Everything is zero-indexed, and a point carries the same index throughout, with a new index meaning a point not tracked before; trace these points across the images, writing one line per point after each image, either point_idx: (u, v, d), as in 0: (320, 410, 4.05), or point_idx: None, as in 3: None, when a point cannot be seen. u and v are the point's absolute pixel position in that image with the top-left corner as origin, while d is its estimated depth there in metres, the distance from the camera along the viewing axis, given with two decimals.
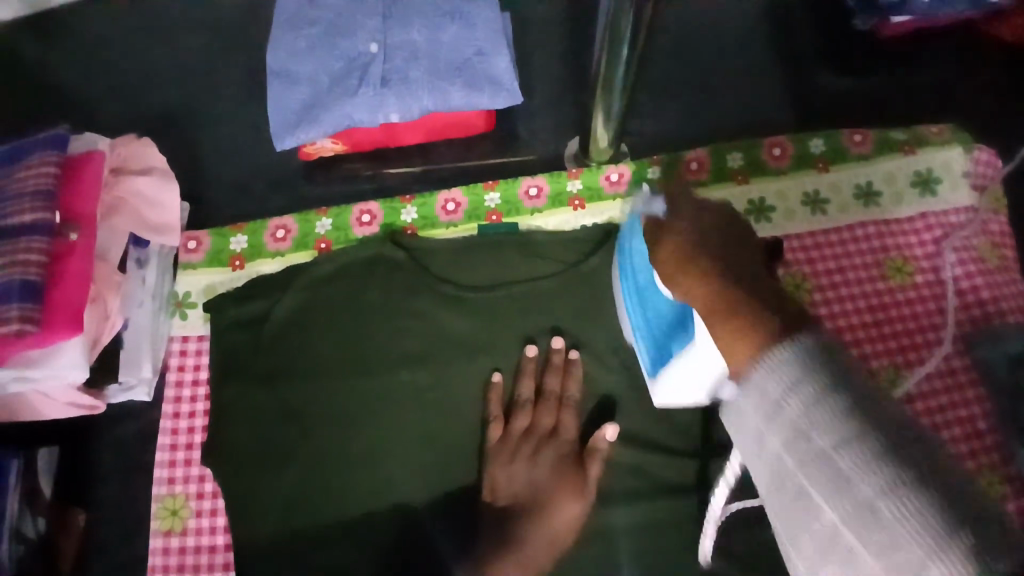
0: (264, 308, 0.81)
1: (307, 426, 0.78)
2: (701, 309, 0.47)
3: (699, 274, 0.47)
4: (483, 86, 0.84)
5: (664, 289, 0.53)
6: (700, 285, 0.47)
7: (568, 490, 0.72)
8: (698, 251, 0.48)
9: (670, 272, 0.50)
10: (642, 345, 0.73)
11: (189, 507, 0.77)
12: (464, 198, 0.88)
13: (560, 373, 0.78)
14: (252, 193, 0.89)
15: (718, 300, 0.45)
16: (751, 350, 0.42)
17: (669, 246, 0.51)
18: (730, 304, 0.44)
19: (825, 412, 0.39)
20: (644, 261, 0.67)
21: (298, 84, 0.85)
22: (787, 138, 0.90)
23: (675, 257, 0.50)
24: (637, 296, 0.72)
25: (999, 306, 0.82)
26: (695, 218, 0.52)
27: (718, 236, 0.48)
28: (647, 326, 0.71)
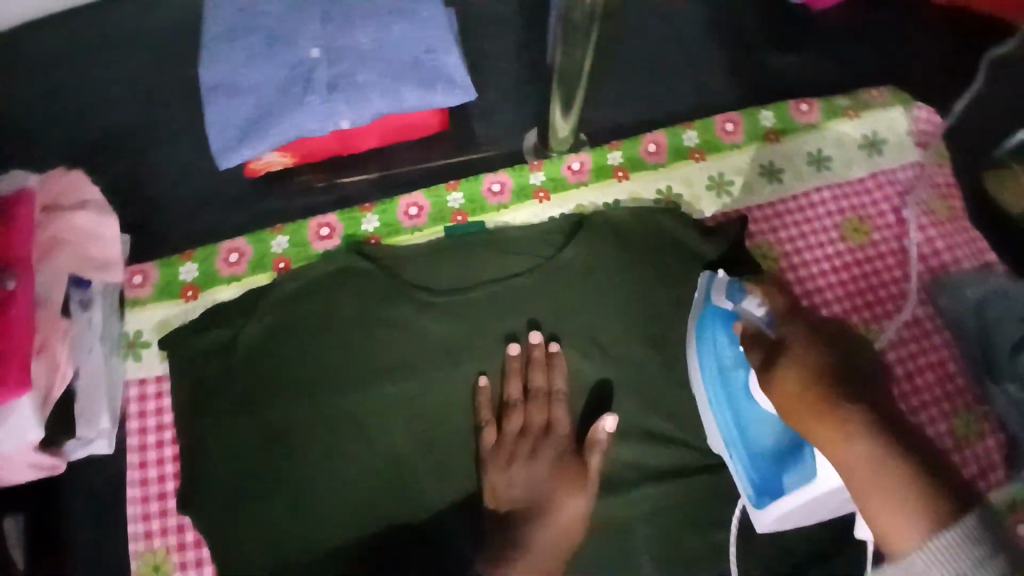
0: (226, 337, 0.76)
1: (290, 456, 0.73)
2: (863, 470, 0.55)
3: (854, 424, 0.55)
4: (437, 84, 0.81)
5: (781, 408, 0.60)
6: (857, 440, 0.55)
7: (570, 487, 0.70)
8: (823, 371, 0.58)
9: (794, 414, 0.59)
10: (743, 477, 0.69)
11: (172, 559, 0.71)
12: (426, 201, 0.85)
13: (543, 368, 0.76)
14: (198, 217, 0.84)
15: (876, 461, 0.55)
16: (891, 500, 0.54)
17: (791, 377, 0.59)
18: (884, 454, 0.55)
19: (950, 562, 0.48)
20: (735, 353, 0.67)
21: (239, 97, 0.79)
22: (739, 113, 0.92)
23: (803, 394, 0.58)
24: (727, 402, 0.68)
25: (953, 255, 0.86)
26: (807, 331, 0.60)
27: (836, 353, 0.59)
28: (744, 435, 0.67)
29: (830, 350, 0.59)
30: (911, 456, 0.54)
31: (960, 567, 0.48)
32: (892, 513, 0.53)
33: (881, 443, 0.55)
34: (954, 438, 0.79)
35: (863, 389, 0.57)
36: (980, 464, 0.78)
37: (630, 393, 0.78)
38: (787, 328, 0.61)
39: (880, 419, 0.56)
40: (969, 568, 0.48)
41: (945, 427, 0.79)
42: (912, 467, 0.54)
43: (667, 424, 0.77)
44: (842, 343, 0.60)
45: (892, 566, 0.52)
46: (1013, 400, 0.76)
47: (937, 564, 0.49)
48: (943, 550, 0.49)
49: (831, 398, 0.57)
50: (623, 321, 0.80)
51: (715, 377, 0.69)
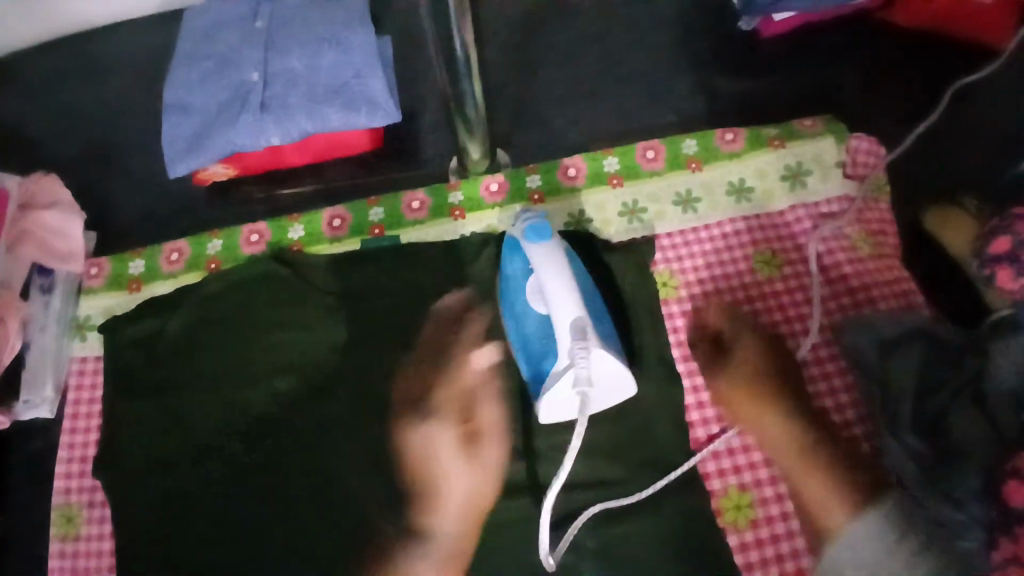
0: (155, 328, 0.87)
1: (198, 439, 0.83)
2: (742, 386, 0.79)
3: (778, 415, 0.77)
4: (359, 106, 0.89)
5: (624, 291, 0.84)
6: (778, 423, 0.77)
7: (428, 506, 0.77)
8: (759, 388, 0.79)
9: (725, 398, 0.79)
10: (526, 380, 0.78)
11: (82, 514, 0.82)
12: (349, 214, 0.92)
13: (456, 321, 0.85)
14: (155, 220, 0.96)
15: (797, 449, 0.76)
16: (755, 407, 0.78)
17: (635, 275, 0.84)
18: (757, 383, 0.79)
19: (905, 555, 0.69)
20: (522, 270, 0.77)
21: (189, 115, 0.91)
22: (661, 140, 0.93)
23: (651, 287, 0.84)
24: (513, 313, 0.78)
25: (869, 294, 0.82)
26: (761, 352, 0.80)
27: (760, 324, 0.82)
28: (525, 336, 0.76)
29: (772, 378, 0.79)
30: (821, 456, 0.75)
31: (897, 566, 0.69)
32: (820, 480, 0.74)
33: (823, 453, 0.75)
34: None
35: (783, 423, 0.77)
36: None
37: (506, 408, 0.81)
38: (739, 342, 0.81)
39: (806, 433, 0.76)
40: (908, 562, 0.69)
41: None
42: (825, 452, 0.76)
43: (537, 440, 0.80)
44: (784, 376, 0.79)
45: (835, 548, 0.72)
46: (910, 451, 0.72)
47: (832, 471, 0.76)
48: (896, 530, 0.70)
49: (752, 420, 0.78)
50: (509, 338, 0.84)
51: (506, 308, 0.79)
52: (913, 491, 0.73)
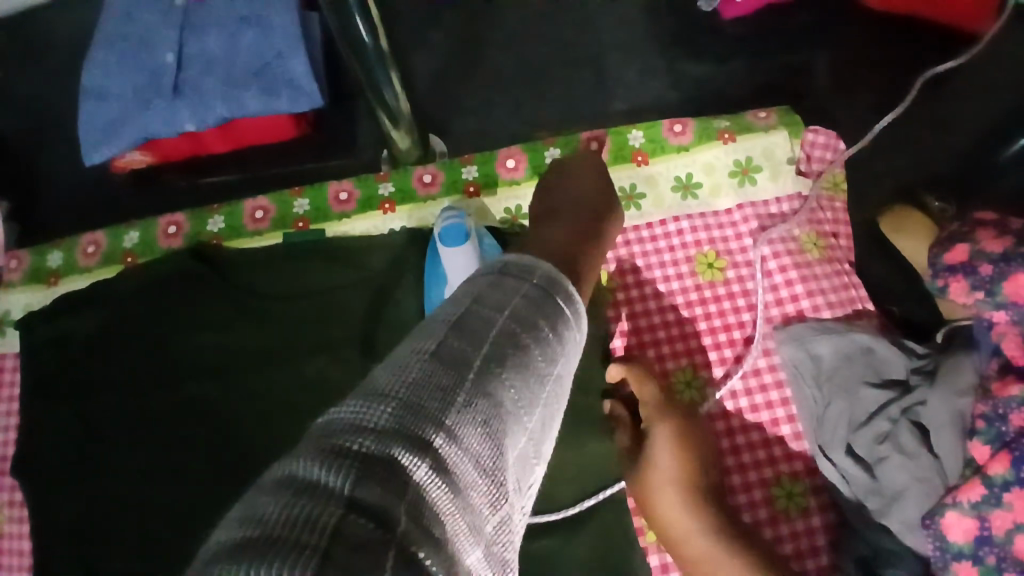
0: (68, 327, 0.84)
1: (113, 442, 0.81)
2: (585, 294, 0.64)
3: (697, 527, 0.67)
4: (280, 91, 0.83)
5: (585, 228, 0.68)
6: (701, 538, 0.66)
7: None
8: (682, 490, 0.68)
9: (649, 509, 0.69)
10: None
11: (3, 514, 0.82)
12: (272, 205, 0.87)
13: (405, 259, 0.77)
14: (76, 209, 0.92)
15: (718, 553, 0.66)
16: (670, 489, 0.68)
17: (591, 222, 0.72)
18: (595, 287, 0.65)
19: None
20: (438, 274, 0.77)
21: (104, 99, 0.86)
22: (606, 131, 0.87)
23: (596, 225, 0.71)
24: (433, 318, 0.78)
25: (814, 302, 0.77)
26: (678, 445, 0.69)
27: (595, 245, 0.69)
28: None
29: (693, 468, 0.68)
30: (733, 558, 0.65)
31: None
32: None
33: (736, 552, 0.66)
34: (772, 508, 0.73)
35: (698, 538, 0.66)
36: (799, 543, 0.72)
37: None
38: (657, 456, 0.69)
39: (724, 528, 0.67)
40: None
41: (762, 495, 0.74)
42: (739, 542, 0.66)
43: None
44: (695, 466, 0.69)
45: None
46: (846, 477, 0.69)
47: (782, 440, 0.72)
48: None
49: (676, 540, 0.68)
50: None
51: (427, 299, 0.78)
52: (847, 518, 0.69)
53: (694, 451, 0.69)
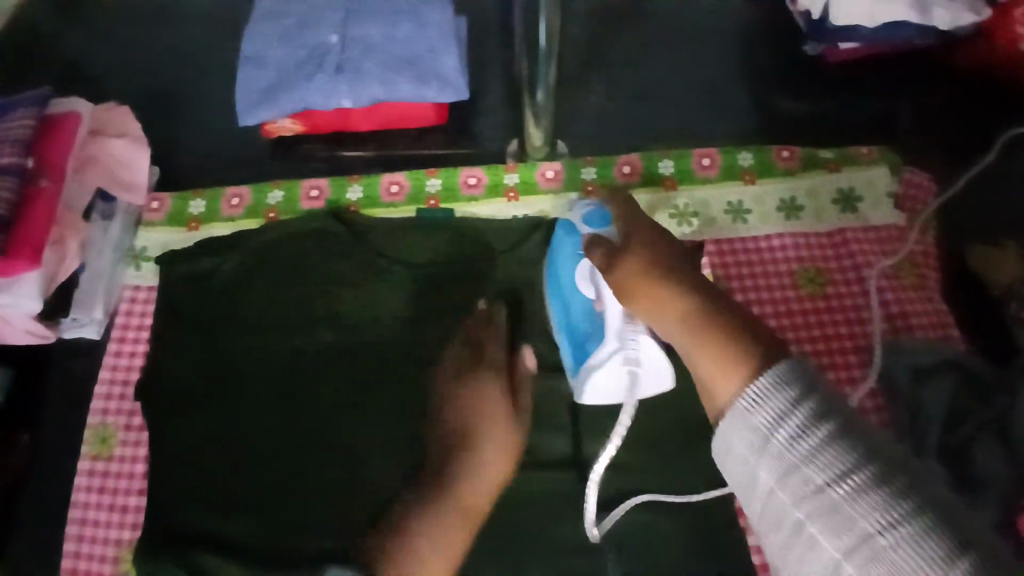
0: (210, 268, 0.89)
1: (236, 377, 0.84)
2: (674, 324, 0.67)
3: (734, 384, 0.59)
4: (429, 80, 0.90)
5: (637, 303, 0.70)
6: (737, 393, 0.58)
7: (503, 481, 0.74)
8: (722, 356, 0.61)
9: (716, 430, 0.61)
10: (570, 359, 0.79)
11: (117, 436, 0.82)
12: (407, 182, 0.94)
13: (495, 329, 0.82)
14: (215, 163, 0.98)
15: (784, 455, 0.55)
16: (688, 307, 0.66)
17: (631, 264, 0.72)
18: (685, 322, 0.66)
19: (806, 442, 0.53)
20: (568, 257, 0.79)
21: (264, 67, 0.93)
22: (717, 149, 0.95)
23: (645, 271, 0.70)
24: (557, 294, 0.81)
25: (908, 322, 0.84)
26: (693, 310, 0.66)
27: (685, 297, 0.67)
28: (567, 317, 0.79)
29: (734, 344, 0.61)
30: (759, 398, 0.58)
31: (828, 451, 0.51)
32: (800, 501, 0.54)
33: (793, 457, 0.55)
34: None
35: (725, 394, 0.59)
36: None
37: (536, 384, 0.83)
38: (664, 297, 0.68)
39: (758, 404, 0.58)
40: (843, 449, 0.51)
41: None
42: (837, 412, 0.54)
43: (571, 420, 0.82)
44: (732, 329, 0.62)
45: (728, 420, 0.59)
46: (931, 478, 0.75)
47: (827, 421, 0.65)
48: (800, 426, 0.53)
49: (714, 389, 0.61)
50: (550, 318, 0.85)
51: (557, 290, 0.81)
52: None
53: (714, 300, 0.66)
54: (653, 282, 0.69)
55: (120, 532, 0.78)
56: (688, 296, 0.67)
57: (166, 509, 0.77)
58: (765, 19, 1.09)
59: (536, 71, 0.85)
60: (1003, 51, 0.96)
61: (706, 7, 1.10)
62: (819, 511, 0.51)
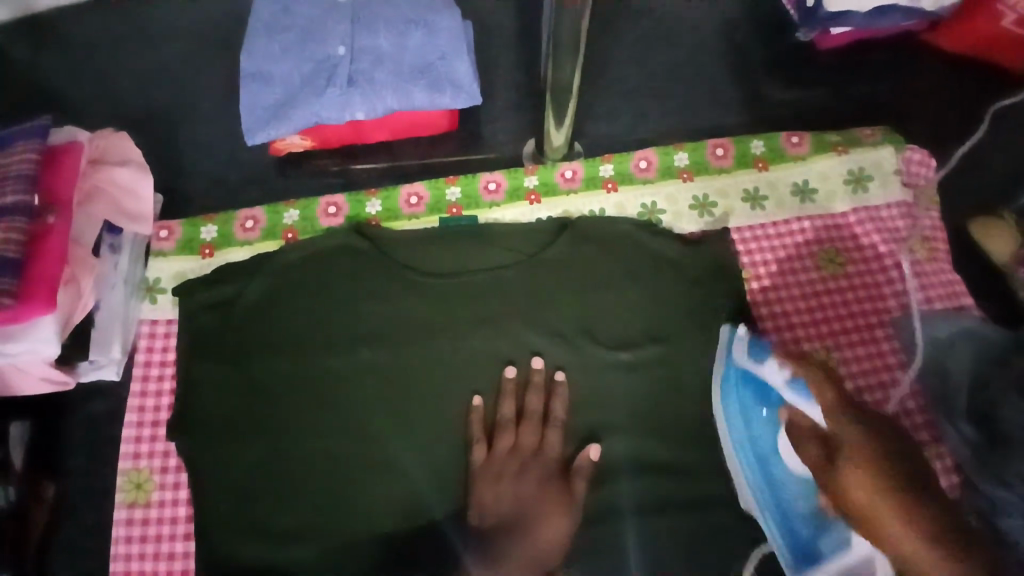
0: (229, 295, 0.84)
1: (274, 403, 0.80)
2: (884, 504, 0.66)
3: (902, 530, 0.65)
4: (444, 87, 0.89)
5: (828, 486, 0.70)
6: (875, 480, 0.67)
7: (554, 510, 0.74)
8: (880, 479, 0.68)
9: (835, 491, 0.70)
10: (777, 533, 0.73)
11: (153, 479, 0.78)
12: (426, 192, 0.93)
13: (542, 393, 0.80)
14: (221, 186, 0.95)
15: (880, 496, 0.67)
16: (902, 514, 0.66)
17: (857, 478, 0.68)
18: (879, 470, 0.68)
19: None
20: (774, 442, 0.75)
21: (269, 84, 0.90)
22: (729, 140, 0.97)
23: (858, 456, 0.69)
24: (760, 465, 0.75)
25: (926, 294, 0.88)
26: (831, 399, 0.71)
27: (887, 457, 0.69)
28: (784, 511, 0.74)
29: (898, 471, 0.68)
30: (895, 470, 0.68)
31: None
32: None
33: (907, 515, 0.65)
34: None
35: (879, 498, 0.67)
36: None
37: (582, 386, 0.82)
38: (839, 426, 0.70)
39: (908, 489, 0.67)
40: None
41: None
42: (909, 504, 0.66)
43: (620, 420, 0.80)
44: (889, 438, 0.70)
45: None
46: (966, 440, 0.77)
47: None
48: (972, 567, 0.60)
49: (875, 523, 0.67)
50: (589, 318, 0.84)
51: (755, 466, 0.75)
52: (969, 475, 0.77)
53: (871, 422, 0.71)
54: (826, 440, 0.71)
55: None
56: (886, 438, 0.70)
57: (216, 547, 0.74)
58: (755, 11, 1.12)
59: (557, 72, 0.84)
60: (987, 30, 1.01)
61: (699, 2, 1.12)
62: None
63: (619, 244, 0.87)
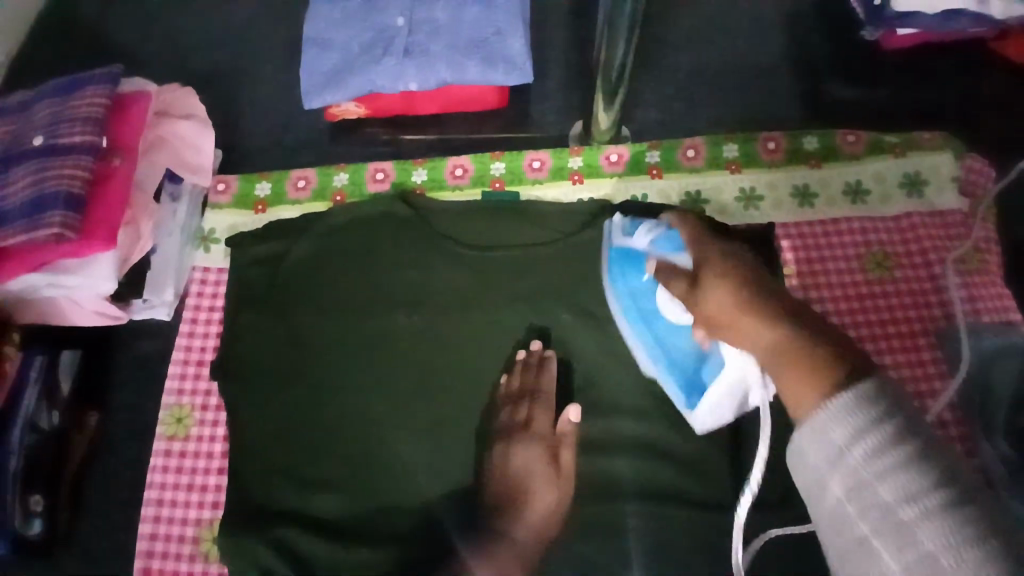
0: (278, 250, 0.88)
1: (312, 355, 0.83)
2: (765, 349, 0.57)
3: (762, 328, 0.57)
4: (497, 63, 0.90)
5: (717, 315, 0.62)
6: (733, 293, 0.60)
7: (545, 479, 0.75)
8: (748, 305, 0.59)
9: (717, 323, 0.61)
10: (673, 383, 0.76)
11: (194, 416, 0.82)
12: (471, 165, 0.95)
13: (534, 372, 0.80)
14: (277, 146, 0.98)
15: (780, 345, 0.55)
16: (753, 321, 0.58)
17: (721, 291, 0.62)
18: (755, 304, 0.59)
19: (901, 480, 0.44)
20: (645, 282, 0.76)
21: (329, 50, 0.93)
22: (782, 133, 0.95)
23: (730, 308, 0.60)
24: (641, 317, 0.77)
25: (975, 307, 0.85)
26: (726, 268, 0.64)
27: (767, 300, 0.59)
28: (670, 362, 0.76)
29: (772, 303, 0.58)
30: (787, 316, 0.57)
31: (891, 453, 0.44)
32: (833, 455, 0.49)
33: (776, 336, 0.56)
34: None
35: (741, 319, 0.59)
36: None
37: (610, 367, 0.82)
38: (703, 253, 0.69)
39: (787, 317, 0.57)
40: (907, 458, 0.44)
41: None
42: (823, 351, 0.53)
43: (645, 404, 0.80)
44: (769, 285, 0.61)
45: (802, 435, 0.50)
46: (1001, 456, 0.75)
47: (881, 479, 0.44)
48: (868, 413, 0.46)
49: (734, 330, 0.60)
50: None
51: (645, 329, 0.77)
52: (1000, 491, 0.75)
53: (751, 277, 0.63)
54: (694, 281, 0.66)
55: (201, 512, 0.78)
56: (764, 283, 0.61)
57: (249, 486, 0.77)
58: (819, 7, 1.10)
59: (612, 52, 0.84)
60: None
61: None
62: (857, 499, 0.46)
63: (660, 228, 0.87)
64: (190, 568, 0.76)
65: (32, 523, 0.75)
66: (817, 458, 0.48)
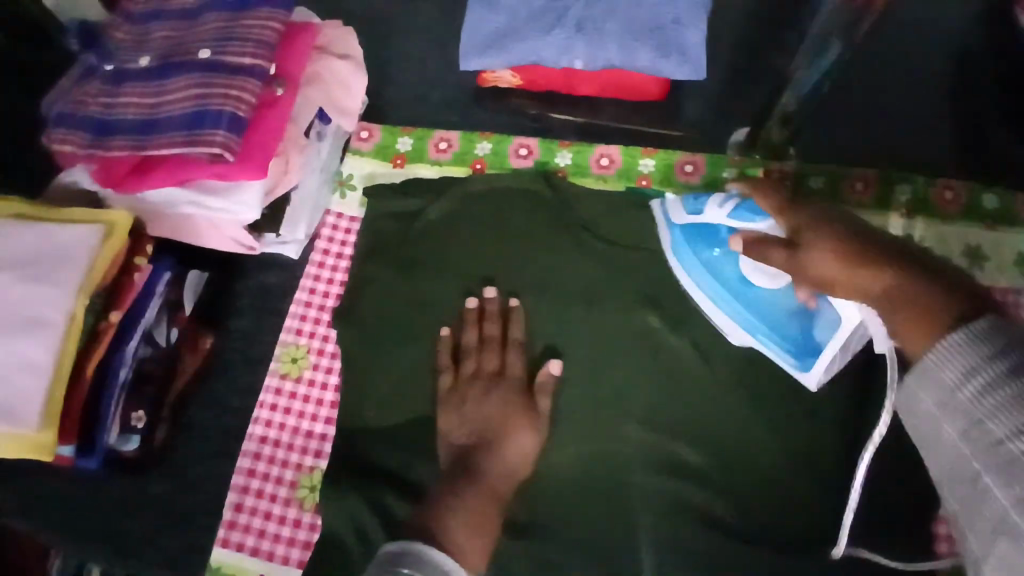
0: (414, 208, 0.86)
1: (430, 321, 0.81)
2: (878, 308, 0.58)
3: (876, 280, 0.58)
4: (670, 53, 0.85)
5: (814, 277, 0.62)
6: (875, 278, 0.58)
7: (510, 435, 0.72)
8: (870, 252, 0.59)
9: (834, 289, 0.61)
10: (776, 345, 0.74)
11: (308, 358, 0.80)
12: (619, 156, 0.89)
13: (498, 319, 0.79)
14: (421, 101, 0.96)
15: (894, 295, 0.57)
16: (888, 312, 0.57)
17: (821, 248, 0.60)
18: (876, 262, 0.58)
19: (997, 398, 0.47)
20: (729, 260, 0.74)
21: (494, 9, 0.88)
22: (961, 184, 0.88)
23: (836, 258, 0.60)
24: (728, 289, 0.75)
25: None
26: (821, 223, 0.62)
27: (878, 243, 0.59)
28: (762, 317, 0.74)
29: (872, 237, 0.60)
30: (895, 261, 0.58)
31: (1004, 386, 0.47)
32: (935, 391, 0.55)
33: (889, 274, 0.58)
34: None
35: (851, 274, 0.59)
36: None
37: (738, 395, 0.78)
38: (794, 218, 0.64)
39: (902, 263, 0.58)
40: (1004, 383, 0.47)
41: None
42: (926, 296, 0.55)
43: (770, 441, 0.76)
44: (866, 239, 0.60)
45: (914, 376, 0.53)
46: None
47: (990, 413, 0.47)
48: (996, 380, 0.47)
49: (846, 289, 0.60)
50: None
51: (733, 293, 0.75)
52: None
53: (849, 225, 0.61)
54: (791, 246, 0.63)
55: (301, 456, 0.76)
56: (854, 223, 0.62)
57: (355, 438, 0.76)
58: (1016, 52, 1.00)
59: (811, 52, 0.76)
60: None
61: (951, 29, 1.01)
62: (977, 440, 0.48)
63: None
64: (283, 512, 0.74)
65: (129, 439, 0.74)
66: (926, 399, 0.52)
